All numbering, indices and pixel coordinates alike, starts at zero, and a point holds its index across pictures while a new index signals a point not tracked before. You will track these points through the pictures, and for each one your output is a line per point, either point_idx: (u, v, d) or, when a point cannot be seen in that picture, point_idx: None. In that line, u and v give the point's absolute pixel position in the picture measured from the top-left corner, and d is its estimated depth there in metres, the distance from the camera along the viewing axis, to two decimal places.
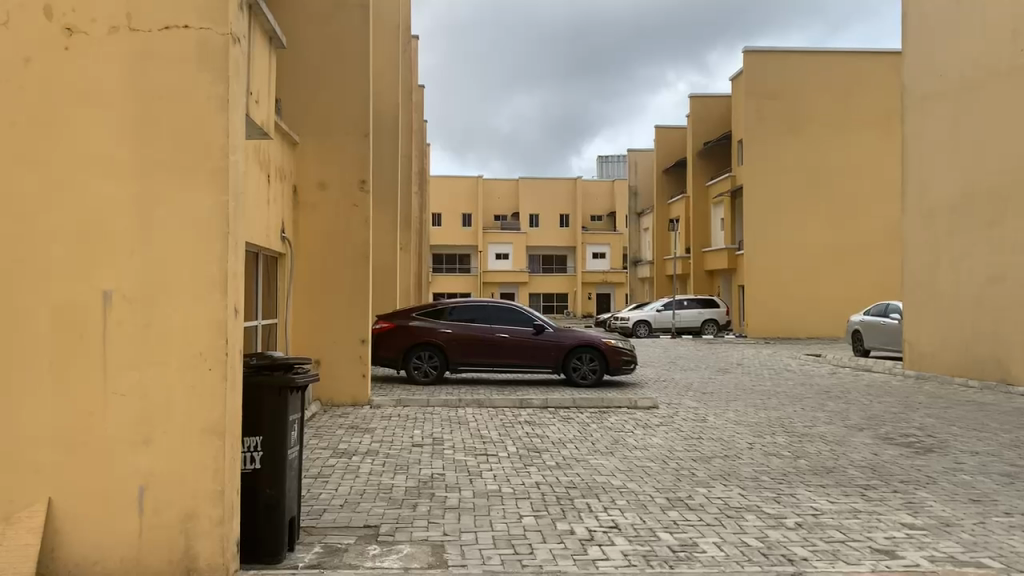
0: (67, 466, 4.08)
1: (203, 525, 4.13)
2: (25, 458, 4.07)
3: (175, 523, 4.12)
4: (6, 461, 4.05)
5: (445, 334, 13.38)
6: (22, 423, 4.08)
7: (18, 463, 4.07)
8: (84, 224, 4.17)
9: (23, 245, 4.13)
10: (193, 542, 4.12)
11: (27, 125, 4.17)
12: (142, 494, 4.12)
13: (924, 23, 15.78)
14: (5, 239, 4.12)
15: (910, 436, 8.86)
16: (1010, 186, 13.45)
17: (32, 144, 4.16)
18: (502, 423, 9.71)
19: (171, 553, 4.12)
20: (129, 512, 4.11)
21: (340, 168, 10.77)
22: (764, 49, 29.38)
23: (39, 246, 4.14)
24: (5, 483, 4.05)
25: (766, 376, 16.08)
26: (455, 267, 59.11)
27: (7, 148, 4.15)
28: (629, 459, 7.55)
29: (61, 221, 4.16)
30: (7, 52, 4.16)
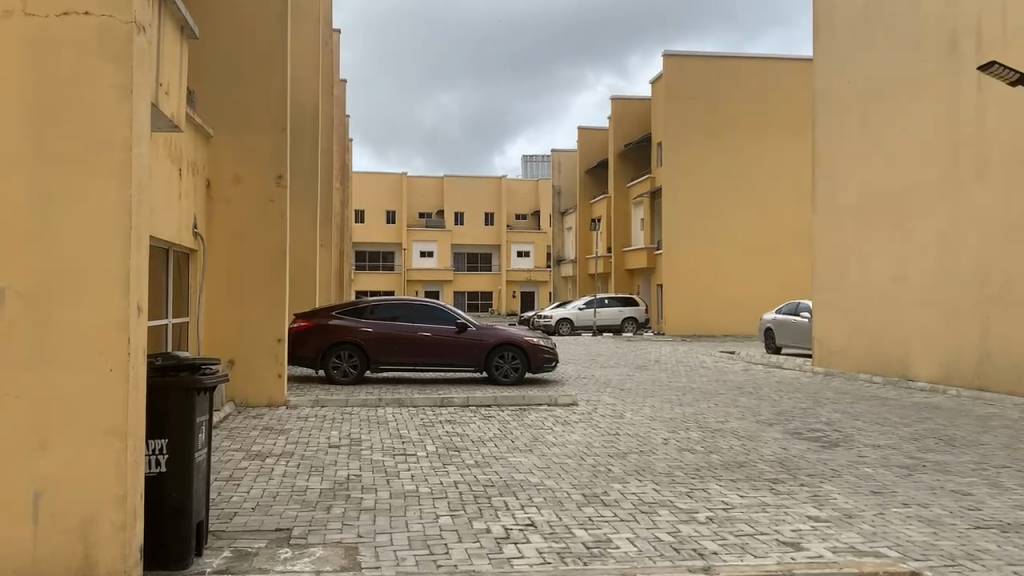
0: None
1: (104, 530, 3.97)
2: None
3: (73, 529, 3.96)
4: None
5: (366, 333, 13.20)
6: None
7: None
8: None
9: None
10: (92, 549, 3.96)
11: None
12: (37, 498, 3.94)
13: (835, 31, 16.33)
14: None
15: (817, 430, 9.16)
16: (913, 190, 14.06)
17: None
18: (422, 422, 9.66)
19: (68, 560, 3.95)
20: (23, 519, 3.92)
21: (256, 162, 10.52)
22: (684, 53, 29.93)
23: None
24: None
25: (683, 373, 16.42)
26: (379, 264, 58.53)
27: None
28: (547, 456, 7.61)
29: None
30: None
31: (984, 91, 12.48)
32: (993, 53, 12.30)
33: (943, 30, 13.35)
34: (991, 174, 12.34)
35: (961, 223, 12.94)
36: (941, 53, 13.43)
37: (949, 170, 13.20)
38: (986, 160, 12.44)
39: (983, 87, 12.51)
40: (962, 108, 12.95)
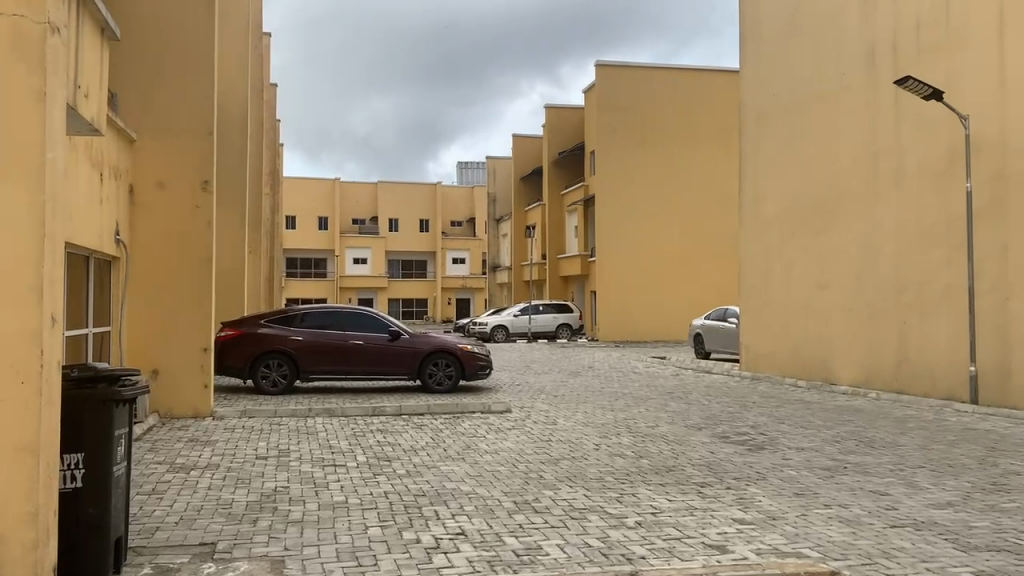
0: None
1: (13, 550, 3.81)
2: None
3: None
4: None
5: (296, 341, 13.00)
6: None
7: None
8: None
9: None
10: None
11: None
12: None
13: (760, 44, 16.77)
14: None
15: (744, 434, 9.37)
16: (834, 199, 14.52)
17: None
18: (353, 432, 9.55)
19: None
20: None
21: (182, 167, 10.29)
22: (616, 62, 30.34)
23: None
24: None
25: (615, 378, 16.60)
26: (311, 271, 57.69)
27: None
28: (479, 464, 7.60)
29: None
30: None
31: (900, 105, 12.98)
32: (908, 68, 12.80)
33: (861, 45, 13.84)
34: (907, 184, 12.83)
35: (879, 231, 13.40)
36: (859, 67, 13.92)
37: (868, 180, 13.68)
38: (902, 171, 12.93)
39: (899, 100, 13.01)
40: (879, 121, 13.43)
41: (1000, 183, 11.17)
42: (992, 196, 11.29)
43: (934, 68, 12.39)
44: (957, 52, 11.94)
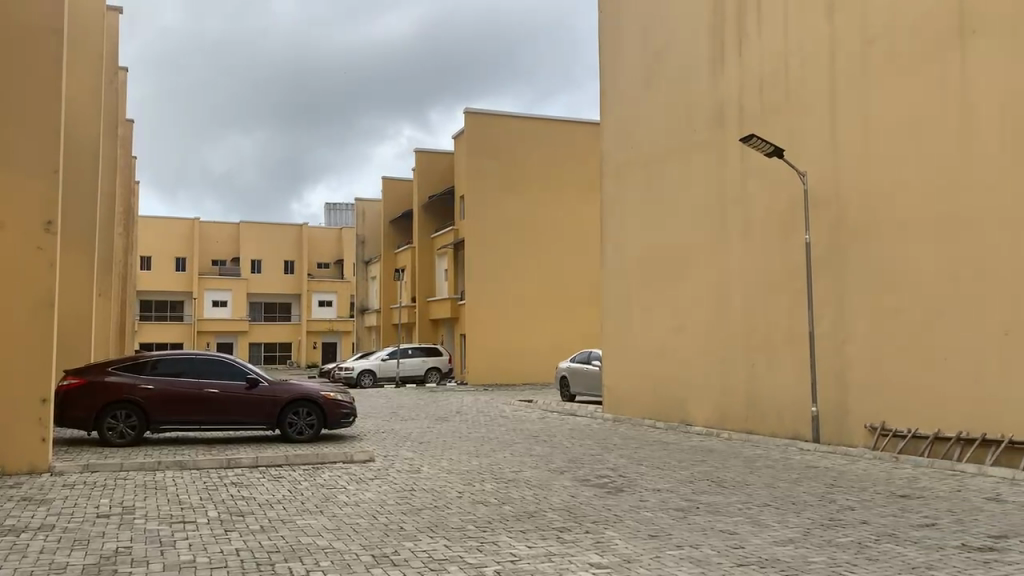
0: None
1: None
2: None
3: None
4: None
5: (147, 390, 12.35)
6: None
7: None
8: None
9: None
10: None
11: None
12: None
13: (619, 98, 17.53)
14: None
15: (604, 477, 9.58)
16: (689, 248, 15.22)
17: None
18: (206, 486, 9.12)
19: None
20: None
21: (23, 207, 9.68)
22: (483, 110, 30.87)
23: None
24: None
25: (482, 423, 16.64)
26: (167, 314, 55.07)
27: None
28: (338, 517, 7.39)
29: None
30: None
31: (746, 161, 13.84)
32: (753, 127, 13.70)
33: (711, 103, 14.71)
34: (754, 234, 13.63)
35: (729, 279, 14.12)
36: (709, 123, 14.76)
37: (719, 229, 14.44)
38: (749, 222, 13.74)
39: (745, 156, 13.86)
40: (728, 175, 14.25)
41: (835, 235, 12.05)
42: (829, 246, 12.15)
43: (775, 128, 13.31)
44: (795, 113, 12.88)
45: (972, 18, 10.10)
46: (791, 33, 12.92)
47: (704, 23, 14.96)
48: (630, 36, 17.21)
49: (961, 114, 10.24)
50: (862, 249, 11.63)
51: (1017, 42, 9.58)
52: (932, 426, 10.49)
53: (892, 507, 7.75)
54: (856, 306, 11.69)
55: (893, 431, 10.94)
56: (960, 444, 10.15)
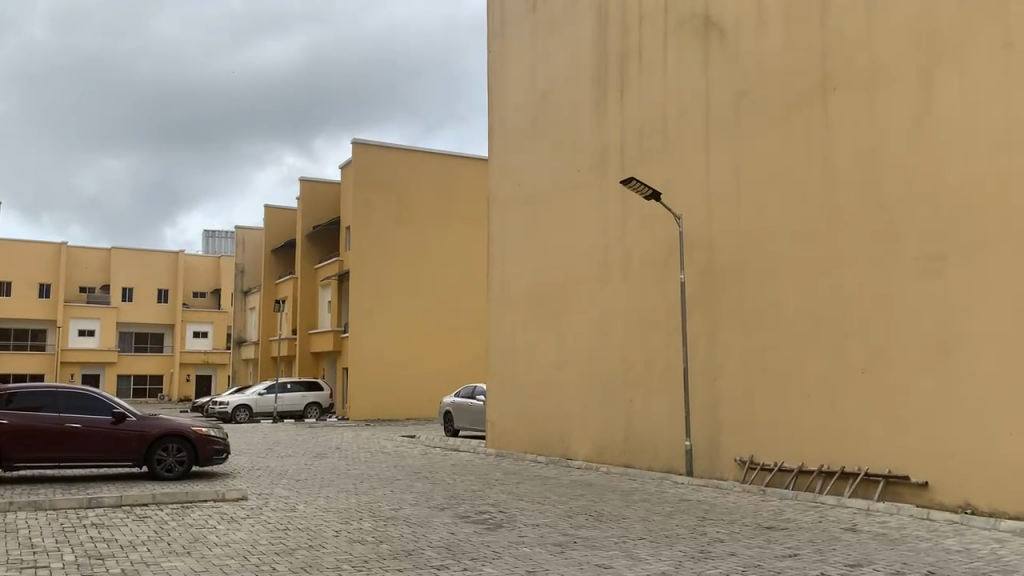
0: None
1: None
2: None
3: None
4: None
5: (0, 426, 11.57)
6: None
7: None
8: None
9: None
10: None
11: None
12: None
13: (507, 137, 17.81)
14: None
15: (484, 513, 9.58)
16: (571, 285, 15.56)
17: None
18: (62, 527, 8.57)
19: None
20: None
21: None
22: (370, 141, 30.65)
23: None
24: None
25: (362, 459, 16.33)
26: (26, 343, 51.72)
27: None
28: (206, 558, 7.09)
29: None
30: None
31: (626, 202, 14.30)
32: (635, 170, 14.18)
33: (595, 145, 15.15)
34: (633, 273, 14.06)
35: (609, 316, 14.48)
36: (593, 164, 15.19)
37: (600, 267, 14.82)
38: (628, 262, 14.17)
39: (626, 197, 14.32)
40: (609, 215, 14.68)
41: (709, 276, 12.57)
42: (703, 286, 12.66)
43: (654, 172, 13.82)
44: (673, 159, 13.44)
45: (834, 77, 10.85)
46: (669, 82, 13.51)
47: (589, 68, 15.45)
48: (518, 76, 17.56)
49: (823, 164, 10.95)
50: (734, 290, 12.18)
51: (873, 101, 10.35)
52: (797, 459, 11.01)
53: (758, 539, 8.07)
54: (727, 344, 12.19)
55: (761, 464, 11.41)
56: (821, 477, 10.67)
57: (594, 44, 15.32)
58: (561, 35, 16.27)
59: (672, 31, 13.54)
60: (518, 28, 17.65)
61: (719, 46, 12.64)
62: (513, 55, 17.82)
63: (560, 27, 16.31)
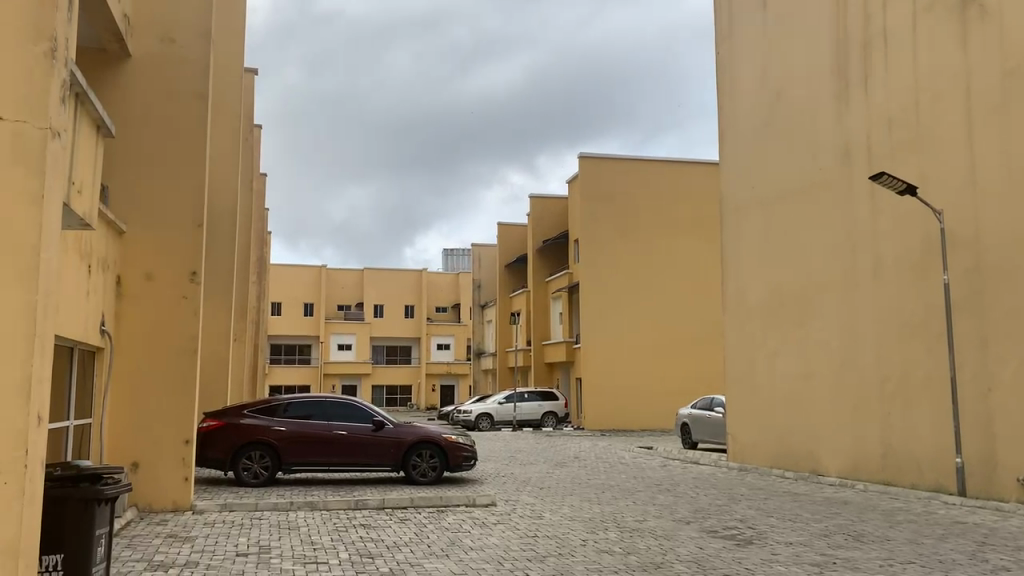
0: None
1: None
2: None
3: None
4: None
5: (280, 432, 12.88)
6: None
7: None
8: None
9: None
10: None
11: None
12: None
13: (738, 140, 17.28)
14: None
15: (732, 528, 9.28)
16: (815, 290, 14.75)
17: None
18: (336, 526, 9.39)
19: None
20: None
21: (170, 260, 10.34)
22: (597, 154, 30.98)
23: None
24: None
25: (602, 469, 16.44)
26: (295, 357, 57.32)
27: None
28: (464, 561, 7.46)
29: None
30: None
31: (875, 199, 13.34)
32: (884, 165, 13.20)
33: (836, 142, 14.30)
34: (885, 276, 13.08)
35: (860, 323, 13.55)
36: (835, 161, 14.32)
37: (847, 270, 13.93)
38: (879, 264, 13.21)
39: (875, 195, 13.35)
40: (856, 214, 13.77)
41: (976, 277, 11.40)
42: (969, 288, 11.50)
43: (907, 165, 12.77)
44: (928, 149, 12.36)
45: None
46: (921, 68, 12.47)
47: (826, 61, 14.64)
48: (749, 76, 16.99)
49: None
50: (1007, 291, 10.95)
51: None
52: None
53: None
54: (1001, 351, 10.97)
55: None
56: None
57: (832, 35, 14.49)
58: (795, 28, 15.54)
59: (921, 13, 12.48)
60: (747, 26, 17.11)
61: (979, 22, 11.48)
62: (742, 55, 17.29)
63: (794, 21, 15.59)
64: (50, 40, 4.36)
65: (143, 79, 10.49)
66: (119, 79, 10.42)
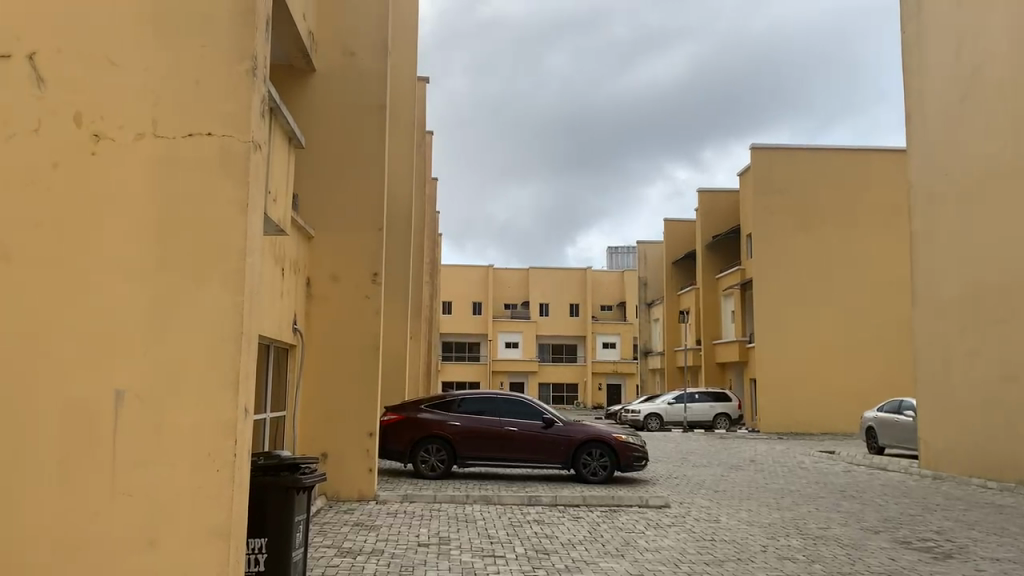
0: (56, 548, 4.24)
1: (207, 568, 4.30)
2: (73, 540, 4.25)
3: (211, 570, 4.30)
4: (88, 535, 4.27)
5: (454, 427, 13.31)
6: (66, 506, 4.27)
7: (90, 543, 4.26)
8: (65, 297, 4.43)
9: (6, 329, 4.37)
10: None
11: (77, 235, 4.49)
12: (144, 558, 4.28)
13: (928, 125, 16.11)
14: (85, 338, 4.42)
15: (929, 540, 8.63)
16: (1019, 285, 13.49)
17: (100, 248, 4.49)
18: (511, 521, 9.56)
19: None
20: (114, 564, 4.26)
21: (353, 263, 10.91)
22: (768, 146, 29.85)
23: (78, 330, 4.42)
24: (80, 553, 4.25)
25: (781, 474, 15.76)
26: (465, 354, 58.96)
27: (44, 252, 4.45)
28: (640, 562, 7.38)
29: (91, 322, 4.43)
30: (66, 149, 4.54)
31: None
32: None
33: None
34: None
35: None
36: None
37: None
38: None
39: None
40: None
41: None
42: None
43: None
44: None
45: None
46: None
47: None
48: (941, 55, 15.78)
49: None
50: None
51: None
52: None
53: None
54: None
55: None
56: None
57: None
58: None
59: None
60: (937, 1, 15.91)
61: None
62: (931, 32, 16.11)
63: None
64: (251, 58, 4.71)
65: (328, 91, 11.13)
66: (307, 92, 11.09)
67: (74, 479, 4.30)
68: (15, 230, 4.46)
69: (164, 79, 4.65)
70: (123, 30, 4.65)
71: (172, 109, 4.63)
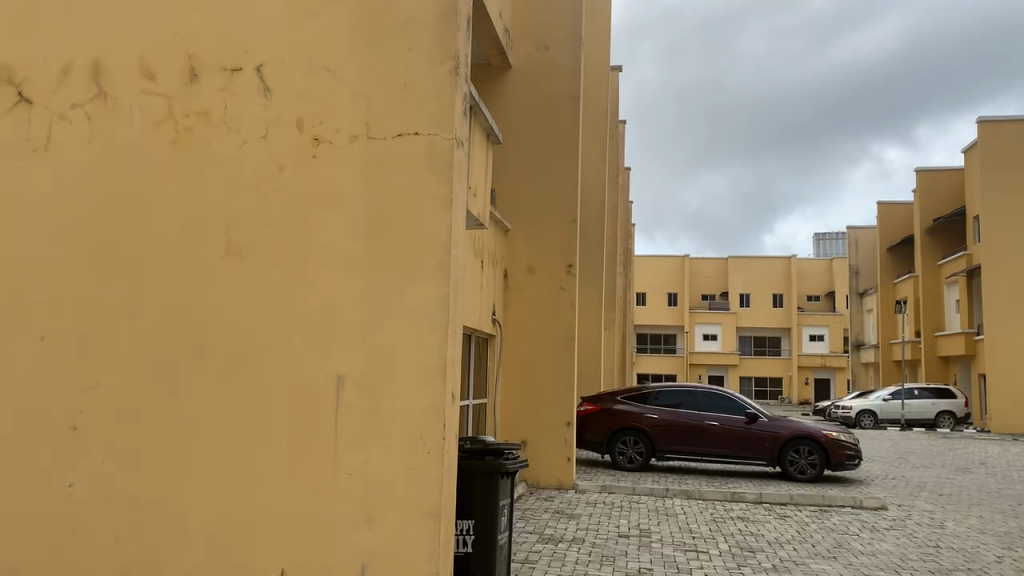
0: (287, 520, 4.63)
1: (419, 549, 4.50)
2: (300, 514, 4.62)
3: (424, 549, 4.50)
4: (314, 508, 4.62)
5: (652, 420, 13.20)
6: (295, 482, 4.65)
7: (316, 519, 4.61)
8: (290, 289, 4.82)
9: (243, 322, 4.82)
10: (406, 559, 4.50)
11: (300, 234, 4.85)
12: (361, 531, 4.56)
13: None
14: (310, 329, 4.77)
15: None
16: None
17: (320, 243, 4.83)
18: (713, 517, 9.32)
19: (426, 555, 4.49)
20: (335, 537, 4.58)
21: (550, 255, 11.05)
22: (999, 118, 27.11)
23: (301, 322, 4.78)
24: (307, 526, 4.61)
25: (1017, 479, 14.30)
26: (661, 346, 58.19)
27: (274, 249, 4.86)
28: (854, 566, 6.96)
29: (313, 314, 4.78)
30: (290, 153, 4.92)
31: None
32: None
33: None
34: None
35: None
36: None
37: None
38: None
39: None
40: None
41: None
42: None
43: None
44: None
45: None
46: None
47: None
48: None
49: None
50: None
51: None
52: None
53: None
54: None
55: None
56: None
57: None
58: None
59: None
60: None
61: None
62: None
63: None
64: (453, 58, 4.85)
65: (523, 88, 11.32)
66: (503, 89, 11.33)
67: (301, 458, 4.67)
68: (248, 230, 4.90)
69: (375, 85, 4.92)
70: (339, 39, 4.96)
71: (383, 111, 4.88)
